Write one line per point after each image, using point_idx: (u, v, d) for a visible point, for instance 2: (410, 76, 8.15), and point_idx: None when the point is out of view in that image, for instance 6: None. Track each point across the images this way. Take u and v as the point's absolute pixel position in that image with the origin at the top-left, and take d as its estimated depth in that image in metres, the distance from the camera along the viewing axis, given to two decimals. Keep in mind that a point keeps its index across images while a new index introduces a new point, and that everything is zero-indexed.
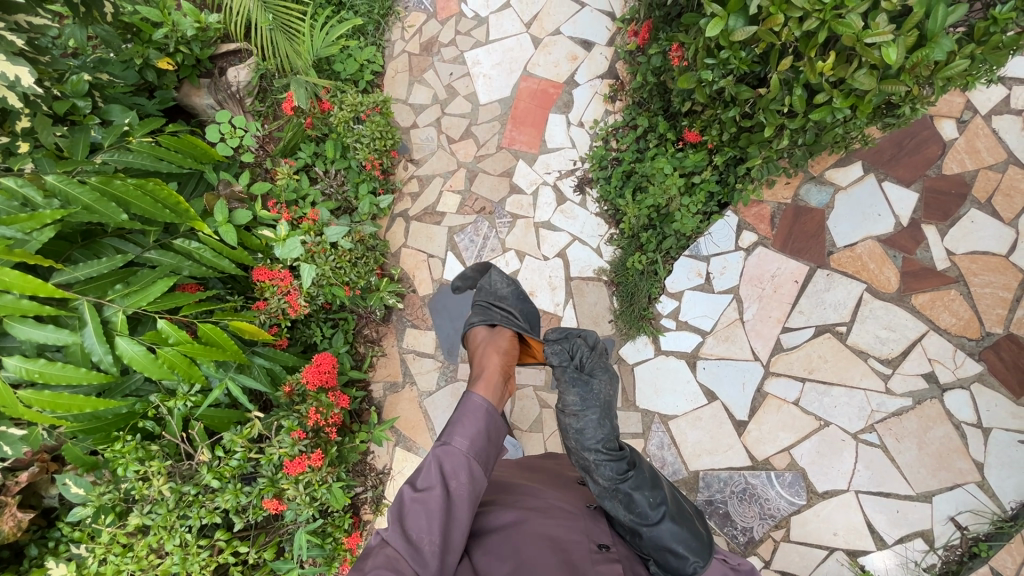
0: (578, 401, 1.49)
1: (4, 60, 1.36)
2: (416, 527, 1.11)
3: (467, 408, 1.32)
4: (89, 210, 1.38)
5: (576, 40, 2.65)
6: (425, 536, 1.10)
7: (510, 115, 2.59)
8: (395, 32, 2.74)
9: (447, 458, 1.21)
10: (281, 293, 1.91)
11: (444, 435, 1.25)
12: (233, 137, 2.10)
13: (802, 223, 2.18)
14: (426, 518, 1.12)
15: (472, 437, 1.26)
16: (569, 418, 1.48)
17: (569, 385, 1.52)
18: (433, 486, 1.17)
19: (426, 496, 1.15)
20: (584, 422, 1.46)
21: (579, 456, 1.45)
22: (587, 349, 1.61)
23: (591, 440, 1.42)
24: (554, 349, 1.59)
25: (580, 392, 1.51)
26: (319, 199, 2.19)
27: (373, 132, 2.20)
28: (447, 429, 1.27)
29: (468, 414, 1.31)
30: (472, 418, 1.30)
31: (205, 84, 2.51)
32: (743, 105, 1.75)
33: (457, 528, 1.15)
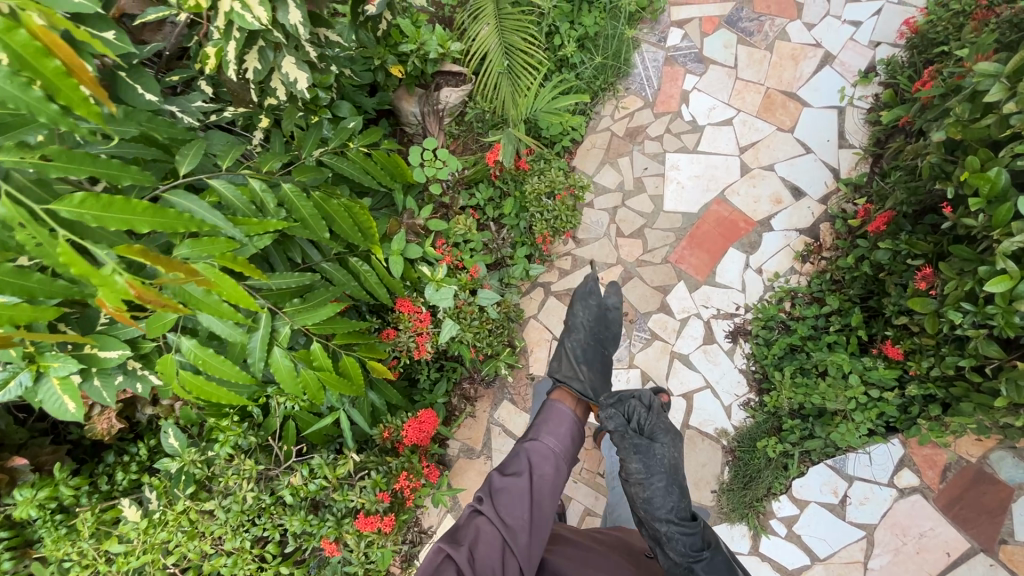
0: (643, 467, 1.54)
1: (294, 63, 1.44)
2: (504, 502, 1.33)
3: (551, 412, 1.59)
4: (303, 223, 1.41)
5: (787, 184, 2.49)
6: (513, 513, 1.30)
7: (689, 233, 2.46)
8: (606, 107, 2.72)
9: (535, 452, 1.46)
10: (413, 331, 1.92)
11: (532, 434, 1.51)
12: (431, 166, 2.13)
13: (979, 491, 1.86)
14: (514, 497, 1.34)
15: (558, 436, 1.52)
16: (634, 486, 1.54)
17: (631, 451, 1.56)
18: (522, 472, 1.41)
19: (517, 478, 1.38)
20: (651, 490, 1.52)
21: (649, 524, 1.50)
22: (643, 411, 1.64)
23: (660, 510, 1.48)
24: (611, 415, 1.60)
25: (643, 459, 1.55)
26: (481, 250, 2.20)
27: (558, 212, 2.17)
28: (537, 428, 1.53)
29: (552, 417, 1.58)
30: (558, 422, 1.56)
31: (418, 93, 2.59)
32: (982, 362, 1.50)
33: (541, 512, 1.35)
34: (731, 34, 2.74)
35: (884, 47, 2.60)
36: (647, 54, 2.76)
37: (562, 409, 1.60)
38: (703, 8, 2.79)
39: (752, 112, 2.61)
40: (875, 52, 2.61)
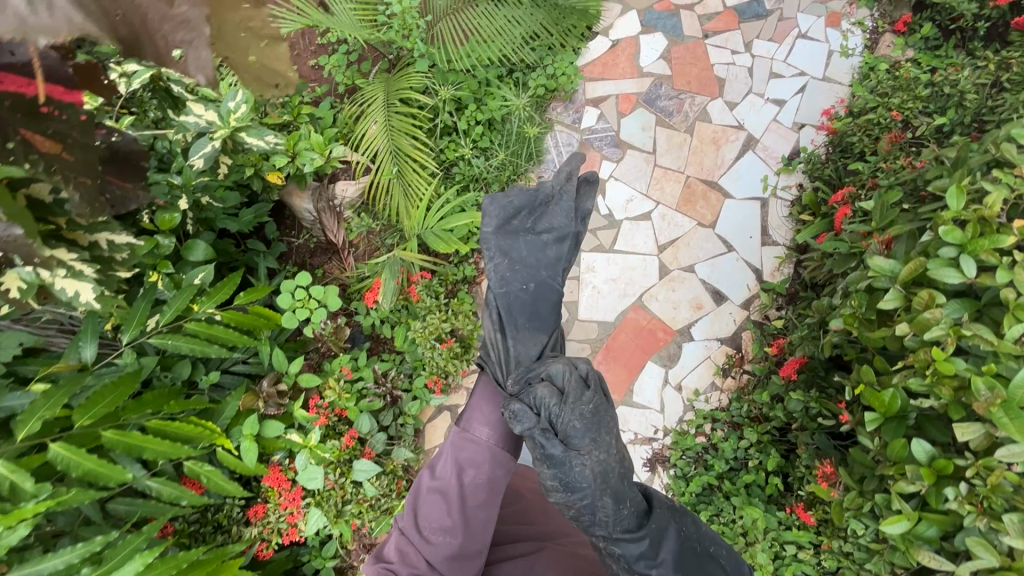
0: (560, 484, 1.13)
1: (70, 277, 1.17)
2: (429, 516, 1.18)
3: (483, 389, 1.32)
4: (89, 476, 1.17)
5: (707, 287, 2.32)
6: (437, 525, 1.16)
7: (605, 345, 2.28)
8: None
9: (462, 448, 1.22)
10: (282, 511, 1.72)
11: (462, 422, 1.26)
12: (304, 308, 1.90)
13: None
14: (439, 506, 1.18)
15: (486, 422, 1.25)
16: (557, 503, 1.16)
17: (543, 462, 1.15)
18: (449, 477, 1.20)
19: (440, 488, 1.18)
20: (577, 505, 1.13)
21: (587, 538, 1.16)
22: (553, 399, 1.16)
23: (595, 526, 1.12)
24: (511, 417, 1.15)
25: (559, 473, 1.13)
26: (371, 392, 1.98)
27: (448, 357, 1.97)
28: (462, 418, 1.26)
29: (486, 397, 1.29)
30: (490, 403, 1.27)
31: (310, 188, 2.38)
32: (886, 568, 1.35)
33: (472, 516, 1.17)
34: (649, 113, 2.54)
35: (807, 130, 2.44)
36: (560, 138, 2.56)
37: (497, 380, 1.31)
38: (619, 84, 2.59)
39: (672, 204, 2.43)
40: (799, 135, 2.44)
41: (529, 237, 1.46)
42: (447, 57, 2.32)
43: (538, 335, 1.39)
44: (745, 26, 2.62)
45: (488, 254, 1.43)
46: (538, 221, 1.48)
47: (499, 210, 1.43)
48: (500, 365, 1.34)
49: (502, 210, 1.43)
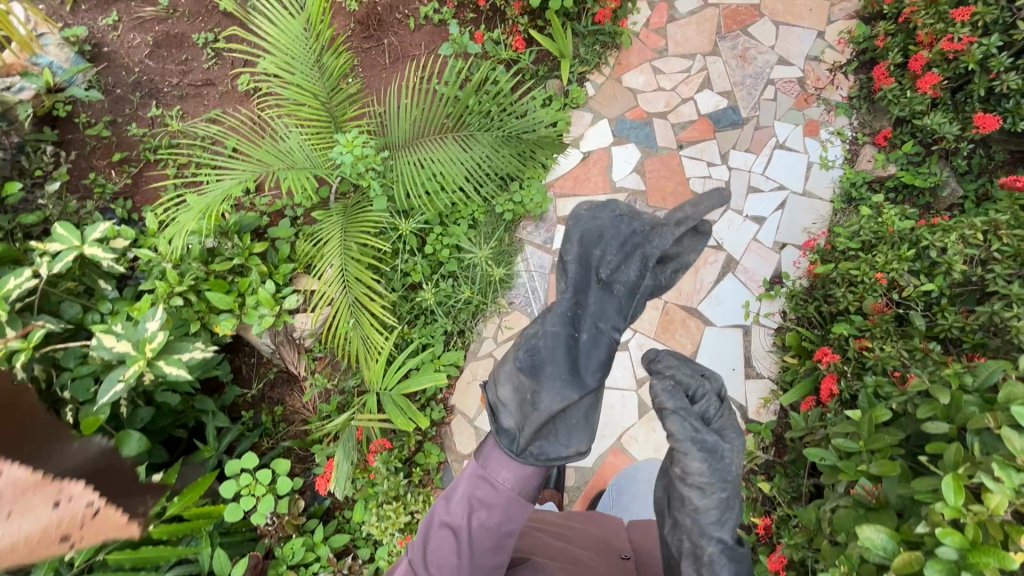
0: (707, 473, 1.07)
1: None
2: (438, 551, 1.10)
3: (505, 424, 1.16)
4: None
5: None
6: (443, 564, 1.09)
7: (583, 493, 2.15)
8: (489, 325, 2.39)
9: (479, 489, 1.10)
10: None
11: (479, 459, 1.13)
12: (252, 496, 1.84)
13: None
14: (449, 547, 1.09)
15: (507, 464, 1.11)
16: (687, 493, 1.07)
17: (695, 450, 1.08)
18: (459, 518, 1.10)
19: (452, 525, 1.10)
20: (707, 503, 1.07)
21: (689, 540, 1.08)
22: (715, 401, 1.16)
23: (711, 527, 1.07)
24: (665, 387, 1.13)
25: (708, 463, 1.07)
26: (327, 574, 1.87)
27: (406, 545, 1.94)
28: (483, 453, 1.13)
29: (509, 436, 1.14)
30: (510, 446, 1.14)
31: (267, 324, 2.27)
32: None
33: (480, 560, 1.08)
34: None
35: (789, 250, 2.32)
36: (532, 258, 2.44)
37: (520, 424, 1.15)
38: (591, 200, 2.48)
39: (650, 332, 2.30)
40: (781, 256, 2.33)
41: (591, 271, 1.36)
42: (407, 192, 2.21)
43: (574, 391, 1.24)
44: (721, 134, 2.52)
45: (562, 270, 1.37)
46: (618, 265, 1.36)
47: (586, 230, 1.37)
48: (527, 402, 1.21)
49: (593, 232, 1.37)
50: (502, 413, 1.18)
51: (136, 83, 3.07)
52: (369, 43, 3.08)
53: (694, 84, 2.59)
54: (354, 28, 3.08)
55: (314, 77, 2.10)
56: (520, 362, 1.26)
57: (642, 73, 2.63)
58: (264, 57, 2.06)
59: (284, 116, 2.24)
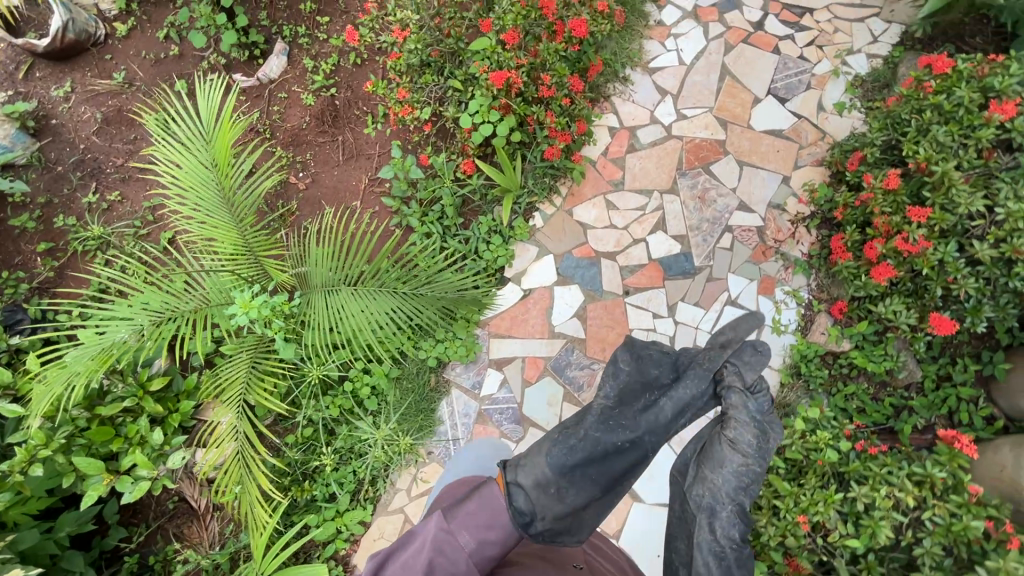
0: (753, 446, 1.36)
1: None
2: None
3: (486, 497, 1.21)
4: None
5: None
6: None
7: None
8: (403, 476, 2.20)
9: (446, 549, 1.14)
10: None
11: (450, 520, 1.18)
12: None
13: None
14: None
15: (479, 535, 1.16)
16: (733, 454, 1.36)
17: (741, 428, 1.37)
18: (413, 567, 1.12)
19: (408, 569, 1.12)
20: (746, 465, 1.35)
21: (715, 499, 1.36)
22: (763, 401, 1.41)
23: (740, 488, 1.35)
24: (732, 374, 1.42)
25: (754, 438, 1.36)
26: None
27: None
28: (462, 516, 1.18)
29: (487, 508, 1.20)
30: (490, 513, 1.19)
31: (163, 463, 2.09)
32: None
33: None
34: (556, 385, 2.27)
35: None
36: (456, 405, 2.27)
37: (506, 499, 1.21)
38: (526, 344, 2.33)
39: None
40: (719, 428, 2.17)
41: (652, 383, 1.50)
42: (317, 341, 2.06)
43: (599, 488, 1.32)
44: (670, 283, 2.37)
45: (603, 382, 1.54)
46: (670, 380, 1.49)
47: (639, 354, 1.56)
48: (556, 473, 1.29)
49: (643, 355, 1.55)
50: (520, 490, 1.25)
51: (78, 162, 2.95)
52: (323, 138, 2.96)
53: (647, 223, 2.46)
54: (309, 122, 2.97)
55: (224, 215, 1.98)
56: (556, 451, 1.33)
57: (593, 207, 2.49)
58: (172, 197, 1.95)
59: (199, 250, 2.14)
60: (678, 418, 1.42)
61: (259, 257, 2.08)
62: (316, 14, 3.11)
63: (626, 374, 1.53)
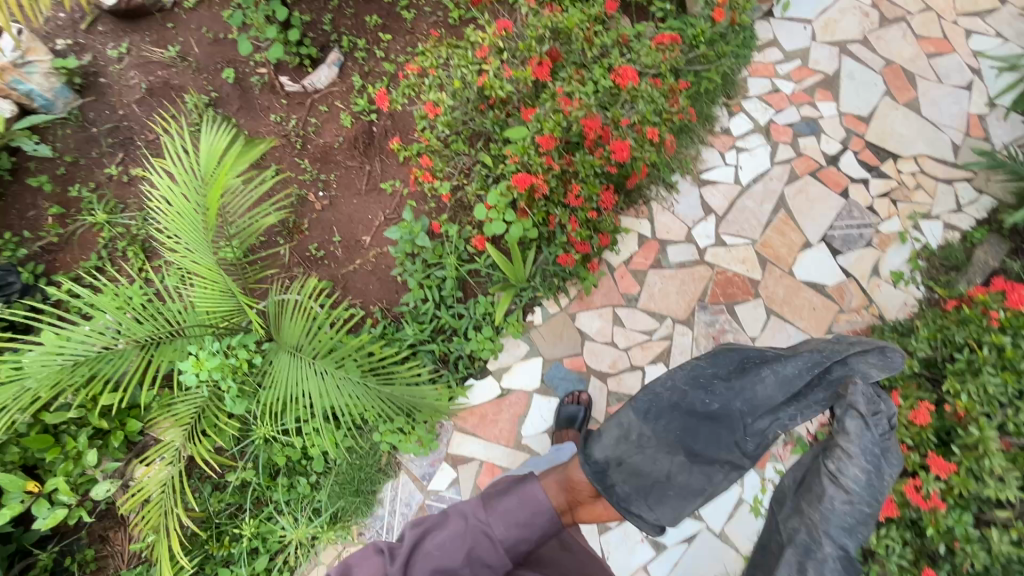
0: (862, 481, 1.27)
1: None
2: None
3: (527, 496, 1.29)
4: None
5: None
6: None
7: None
8: (328, 551, 2.11)
9: (478, 537, 1.25)
10: None
11: (488, 511, 1.28)
12: None
13: None
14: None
15: (511, 525, 1.27)
16: (833, 484, 1.29)
17: (840, 463, 1.28)
18: (452, 550, 1.24)
19: (435, 554, 1.23)
20: (839, 504, 1.29)
21: (815, 534, 1.33)
22: (886, 419, 1.27)
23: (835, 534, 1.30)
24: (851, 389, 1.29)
25: (866, 470, 1.26)
26: None
27: None
28: (496, 507, 1.28)
29: (526, 506, 1.29)
30: (523, 510, 1.28)
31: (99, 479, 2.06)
32: None
33: None
34: None
35: None
36: (399, 491, 2.17)
37: (543, 502, 1.29)
38: (489, 447, 2.21)
39: None
40: None
41: (757, 379, 1.45)
42: (269, 403, 1.97)
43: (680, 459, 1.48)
44: None
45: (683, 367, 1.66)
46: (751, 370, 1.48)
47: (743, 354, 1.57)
48: (633, 448, 1.54)
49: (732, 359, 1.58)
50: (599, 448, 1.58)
51: (112, 128, 2.88)
52: (352, 162, 2.85)
53: (651, 351, 2.28)
54: (341, 143, 2.87)
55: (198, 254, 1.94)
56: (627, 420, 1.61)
57: (598, 317, 2.32)
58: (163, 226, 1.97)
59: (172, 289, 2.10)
60: (783, 403, 1.40)
61: (245, 305, 2.03)
62: (380, 29, 3.01)
63: (709, 370, 1.58)
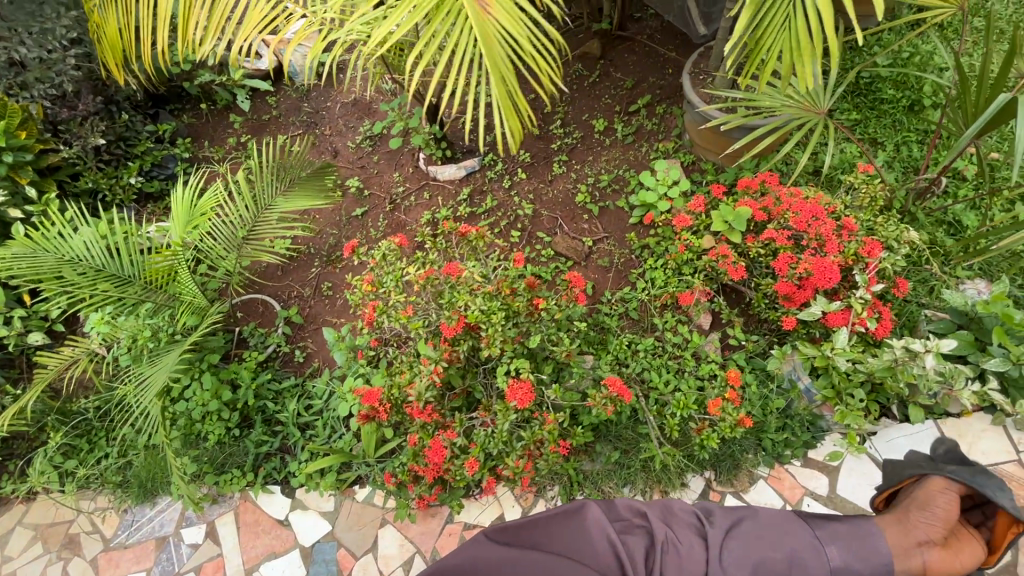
0: None
1: None
2: (729, 551, 1.51)
3: (858, 529, 1.68)
4: None
5: None
6: (729, 553, 1.49)
7: None
8: (102, 499, 2.48)
9: (814, 545, 1.59)
10: None
11: (817, 533, 1.62)
12: None
13: None
14: (744, 551, 1.49)
15: (835, 550, 1.61)
16: None
17: None
18: (770, 546, 1.55)
19: (744, 531, 1.58)
20: None
21: None
22: None
23: None
24: None
25: None
26: None
27: None
28: (836, 529, 1.67)
29: (857, 539, 1.65)
30: (842, 541, 1.63)
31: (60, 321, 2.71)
32: None
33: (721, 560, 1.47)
34: None
35: None
36: (167, 510, 2.42)
37: (878, 545, 1.64)
38: (234, 549, 2.28)
39: None
40: None
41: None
42: (139, 376, 2.36)
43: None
44: None
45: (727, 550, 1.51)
46: None
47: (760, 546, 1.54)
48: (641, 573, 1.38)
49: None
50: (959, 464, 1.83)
51: (312, 109, 3.67)
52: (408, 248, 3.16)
53: None
54: (415, 228, 3.19)
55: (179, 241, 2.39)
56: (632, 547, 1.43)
57: (397, 546, 2.18)
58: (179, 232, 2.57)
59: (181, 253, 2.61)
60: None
61: (202, 318, 2.55)
62: (523, 167, 3.33)
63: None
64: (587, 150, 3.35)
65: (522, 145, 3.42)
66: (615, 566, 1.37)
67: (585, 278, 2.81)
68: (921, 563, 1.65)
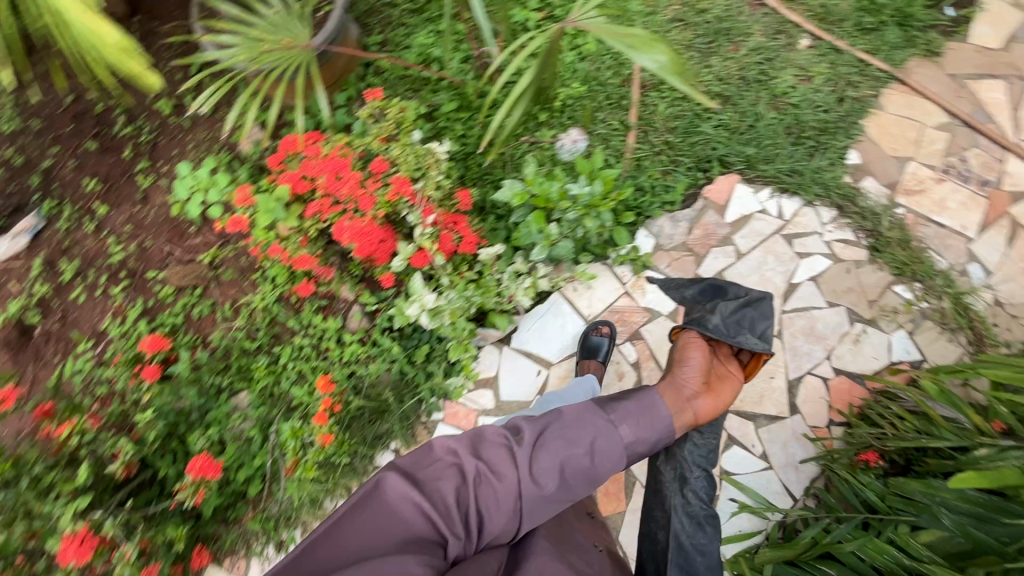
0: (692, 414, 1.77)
1: None
2: (540, 466, 1.26)
3: (645, 401, 1.42)
4: None
5: None
6: (545, 465, 1.26)
7: None
8: None
9: (614, 428, 1.35)
10: None
11: (614, 415, 1.37)
12: None
13: None
14: (555, 459, 1.27)
15: (632, 428, 1.37)
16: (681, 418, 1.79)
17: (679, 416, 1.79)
18: (579, 441, 1.31)
19: (565, 430, 1.32)
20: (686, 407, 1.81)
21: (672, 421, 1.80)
22: None
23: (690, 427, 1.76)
24: (608, 464, 1.32)
25: None
26: None
27: None
28: (624, 403, 1.41)
29: (647, 410, 1.41)
30: (647, 417, 1.39)
31: None
32: None
33: (538, 476, 1.25)
34: None
35: None
36: None
37: (664, 412, 1.41)
38: None
39: None
40: None
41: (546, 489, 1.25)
42: None
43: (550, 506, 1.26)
44: None
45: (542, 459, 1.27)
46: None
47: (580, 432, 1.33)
48: (457, 524, 1.13)
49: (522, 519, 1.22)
50: (723, 316, 1.86)
51: None
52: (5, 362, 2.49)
53: None
54: None
55: None
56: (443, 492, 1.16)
57: None
58: None
59: None
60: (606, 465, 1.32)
61: None
62: (100, 198, 2.66)
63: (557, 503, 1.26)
64: (170, 143, 2.74)
65: (86, 169, 2.69)
66: (429, 532, 1.10)
67: (224, 299, 2.50)
68: (693, 415, 1.65)
